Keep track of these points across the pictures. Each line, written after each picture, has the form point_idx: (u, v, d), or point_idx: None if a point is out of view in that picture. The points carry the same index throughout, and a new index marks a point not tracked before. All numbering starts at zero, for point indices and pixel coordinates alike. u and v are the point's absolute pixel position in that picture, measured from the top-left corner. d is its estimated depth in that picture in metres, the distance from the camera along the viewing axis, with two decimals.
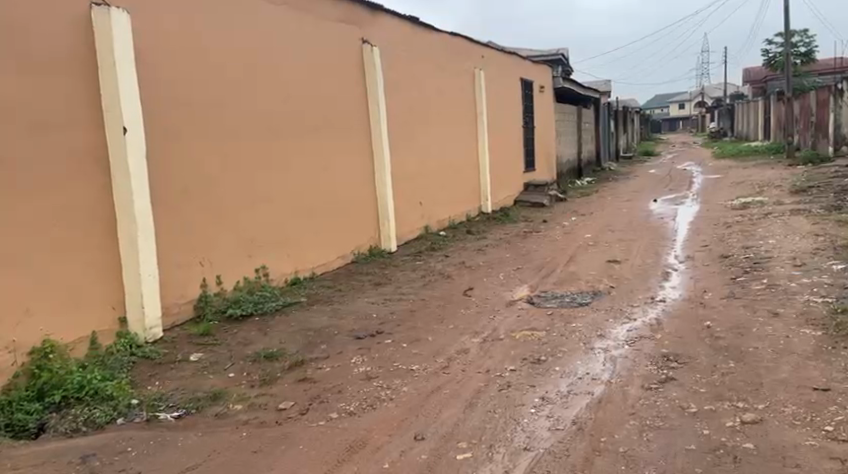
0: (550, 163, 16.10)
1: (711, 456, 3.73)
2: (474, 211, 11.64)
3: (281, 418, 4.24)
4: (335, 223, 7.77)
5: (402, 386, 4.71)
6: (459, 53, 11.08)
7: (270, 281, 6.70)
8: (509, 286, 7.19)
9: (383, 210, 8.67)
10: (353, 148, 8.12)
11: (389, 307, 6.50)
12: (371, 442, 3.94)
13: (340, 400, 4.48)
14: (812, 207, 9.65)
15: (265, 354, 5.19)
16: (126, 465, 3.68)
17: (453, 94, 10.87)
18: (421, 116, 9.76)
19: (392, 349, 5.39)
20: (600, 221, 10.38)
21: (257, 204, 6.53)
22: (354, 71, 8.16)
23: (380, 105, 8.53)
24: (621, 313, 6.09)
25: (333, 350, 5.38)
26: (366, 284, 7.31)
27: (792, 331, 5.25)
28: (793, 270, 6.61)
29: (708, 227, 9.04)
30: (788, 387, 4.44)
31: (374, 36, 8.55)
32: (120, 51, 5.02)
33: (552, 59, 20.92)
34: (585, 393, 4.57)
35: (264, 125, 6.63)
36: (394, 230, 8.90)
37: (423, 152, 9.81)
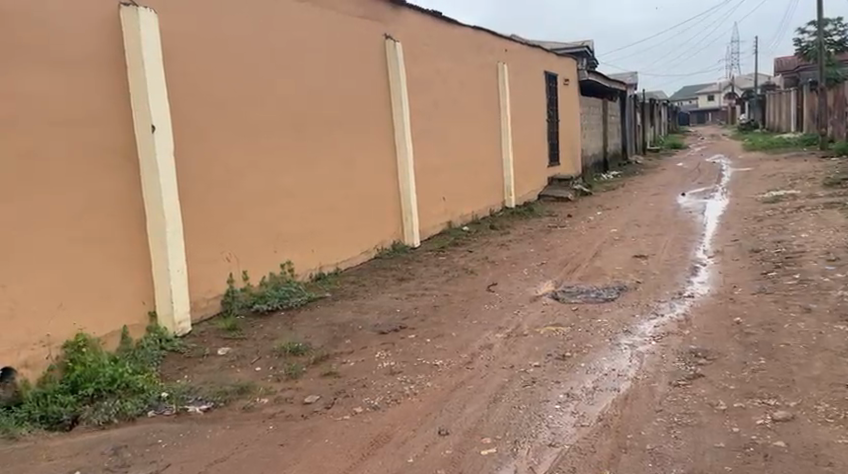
0: (574, 157, 15.96)
1: (740, 454, 3.66)
2: (498, 206, 11.58)
3: (306, 411, 4.25)
4: (359, 218, 7.77)
5: (426, 381, 4.68)
6: (483, 47, 11.01)
7: (295, 276, 6.72)
8: (533, 281, 7.14)
9: (407, 205, 8.65)
10: (377, 143, 8.11)
11: (413, 302, 6.49)
12: (395, 436, 3.93)
13: (365, 395, 4.48)
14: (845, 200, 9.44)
15: (290, 348, 5.20)
16: (157, 457, 3.70)
17: (476, 89, 10.81)
18: (444, 110, 9.72)
19: (416, 344, 5.37)
20: (626, 216, 10.25)
21: (281, 198, 6.55)
22: (377, 66, 8.13)
23: (404, 100, 8.50)
24: (648, 308, 6.01)
25: (357, 345, 5.37)
26: (390, 279, 7.30)
27: (824, 327, 5.14)
28: (826, 265, 6.47)
29: (737, 221, 8.89)
30: (820, 384, 4.34)
31: (397, 31, 8.52)
32: (146, 46, 5.05)
33: (575, 51, 20.72)
34: (611, 389, 4.51)
35: (288, 120, 6.64)
36: (417, 225, 8.88)
37: (446, 147, 9.77)
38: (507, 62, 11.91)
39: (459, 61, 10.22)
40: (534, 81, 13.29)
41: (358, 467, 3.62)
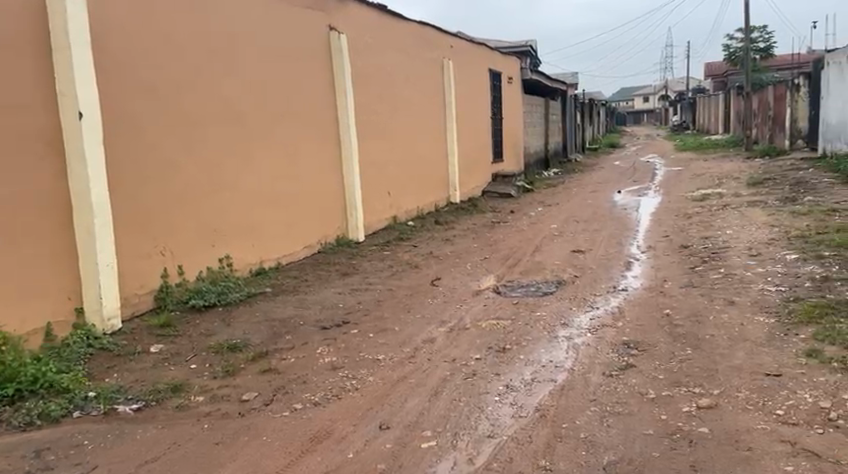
0: (518, 154, 16.23)
1: (668, 441, 3.87)
2: (442, 202, 11.72)
3: (244, 409, 4.28)
4: (301, 213, 7.78)
5: (368, 375, 4.77)
6: (428, 42, 11.11)
7: (234, 271, 6.71)
8: (475, 275, 7.28)
9: (351, 199, 8.67)
10: (320, 137, 8.12)
11: (356, 297, 6.55)
12: (335, 432, 4.01)
13: (305, 391, 4.53)
14: (768, 198, 9.90)
15: (228, 346, 5.21)
16: (82, 459, 3.70)
17: (421, 83, 10.91)
18: (389, 104, 9.79)
19: (359, 339, 5.44)
20: (566, 212, 10.52)
21: (219, 193, 6.51)
22: (320, 58, 8.13)
23: (348, 94, 8.51)
24: (585, 301, 6.23)
25: (298, 340, 5.41)
26: (333, 273, 7.34)
27: (746, 319, 5.42)
28: (749, 260, 6.80)
29: (669, 218, 9.24)
30: (742, 373, 4.60)
31: (341, 23, 8.54)
32: (76, 34, 4.96)
33: (519, 50, 21.03)
34: (548, 380, 4.69)
35: (226, 113, 6.60)
36: (361, 220, 8.92)
37: (391, 141, 9.85)
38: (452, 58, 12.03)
39: (404, 56, 10.29)
40: (479, 78, 13.47)
41: (296, 464, 3.69)
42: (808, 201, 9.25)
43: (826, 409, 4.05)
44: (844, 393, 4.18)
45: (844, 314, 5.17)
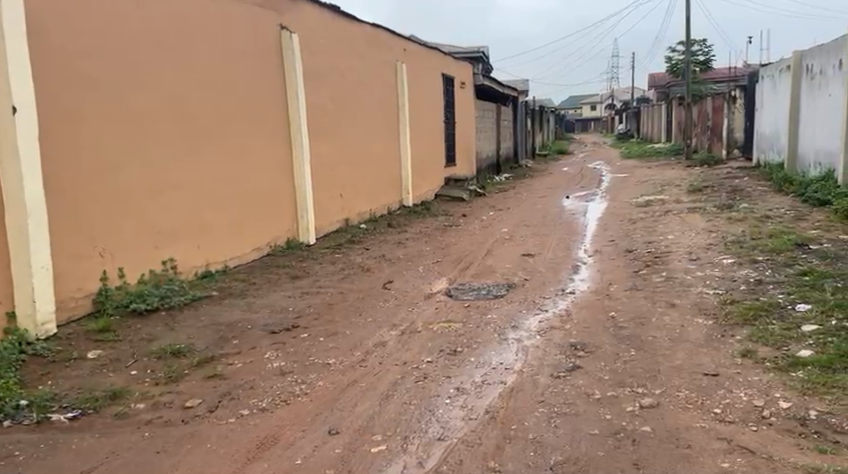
0: (469, 158, 16.39)
1: (612, 440, 4.02)
2: (395, 205, 11.78)
3: (187, 416, 4.27)
4: (250, 216, 7.75)
5: (317, 380, 4.80)
6: (381, 44, 11.15)
7: (178, 274, 6.63)
8: (427, 278, 7.37)
9: (302, 201, 8.66)
10: (269, 139, 8.10)
11: (306, 301, 6.55)
12: (283, 438, 4.04)
13: (251, 397, 4.54)
14: (706, 205, 10.27)
15: (171, 350, 5.16)
16: (13, 470, 3.67)
17: (374, 85, 10.95)
18: (342, 105, 9.80)
19: (309, 344, 5.45)
20: (516, 216, 10.69)
21: (163, 195, 6.45)
22: (270, 59, 8.11)
23: (299, 95, 8.49)
24: (534, 304, 6.37)
25: (246, 345, 5.40)
26: (282, 277, 7.32)
27: (686, 321, 5.63)
28: (688, 263, 7.05)
29: (614, 223, 9.49)
30: (682, 373, 4.78)
31: (294, 24, 8.52)
32: (11, 27, 4.89)
33: (472, 55, 21.24)
34: (498, 382, 4.79)
35: (172, 113, 6.55)
36: (312, 222, 8.91)
37: (343, 143, 9.86)
38: (405, 60, 12.10)
39: (357, 58, 10.32)
40: (432, 80, 13.56)
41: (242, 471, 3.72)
42: (744, 208, 9.62)
43: (760, 406, 4.24)
44: (776, 391, 4.38)
45: (775, 316, 5.42)
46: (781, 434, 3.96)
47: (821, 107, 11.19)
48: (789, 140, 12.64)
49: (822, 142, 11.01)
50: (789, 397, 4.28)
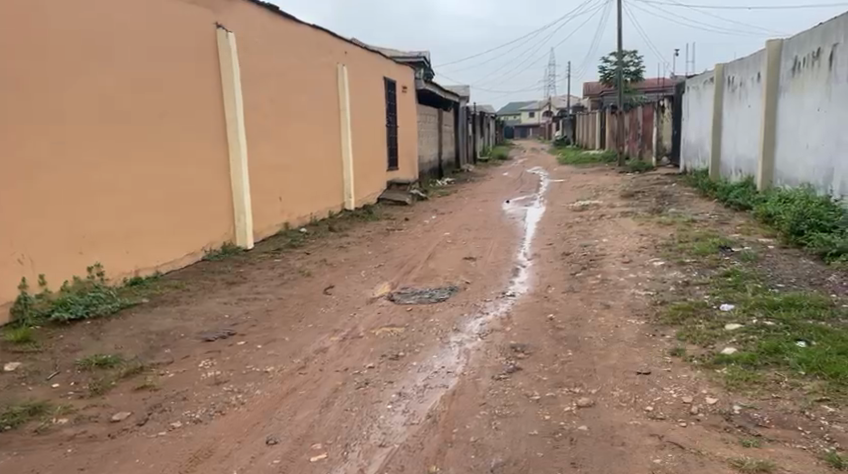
0: (411, 162, 16.46)
1: (551, 440, 4.13)
2: (336, 209, 11.76)
3: (114, 430, 4.22)
4: (184, 220, 7.60)
5: (255, 389, 4.76)
6: (321, 45, 11.09)
7: (105, 281, 6.44)
8: (369, 282, 7.38)
9: (239, 205, 8.51)
10: (205, 141, 7.95)
11: (243, 307, 6.46)
12: (217, 450, 4.03)
13: (184, 408, 4.48)
14: (639, 209, 10.60)
15: (96, 361, 5.04)
16: None
17: (314, 87, 10.88)
18: (281, 107, 9.70)
19: (246, 351, 5.39)
20: (458, 220, 10.81)
21: (92, 201, 6.30)
22: (206, 58, 7.96)
23: (237, 96, 8.35)
24: (475, 307, 6.47)
25: (178, 354, 5.29)
26: (218, 282, 7.20)
27: (620, 321, 5.81)
28: (622, 266, 7.27)
29: (552, 227, 9.70)
30: (617, 372, 4.94)
31: (230, 24, 8.39)
32: None
33: (414, 60, 21.39)
34: (440, 386, 4.86)
35: (102, 115, 6.40)
36: (250, 227, 8.77)
37: (283, 146, 9.76)
38: (346, 63, 12.07)
39: (296, 58, 10.23)
40: (373, 83, 13.56)
41: None
42: (672, 212, 9.98)
43: (689, 403, 4.41)
44: (703, 388, 4.56)
45: (702, 315, 5.64)
46: (708, 429, 4.13)
47: (741, 117, 11.68)
48: (713, 149, 13.16)
49: (742, 151, 11.49)
50: (715, 393, 4.47)
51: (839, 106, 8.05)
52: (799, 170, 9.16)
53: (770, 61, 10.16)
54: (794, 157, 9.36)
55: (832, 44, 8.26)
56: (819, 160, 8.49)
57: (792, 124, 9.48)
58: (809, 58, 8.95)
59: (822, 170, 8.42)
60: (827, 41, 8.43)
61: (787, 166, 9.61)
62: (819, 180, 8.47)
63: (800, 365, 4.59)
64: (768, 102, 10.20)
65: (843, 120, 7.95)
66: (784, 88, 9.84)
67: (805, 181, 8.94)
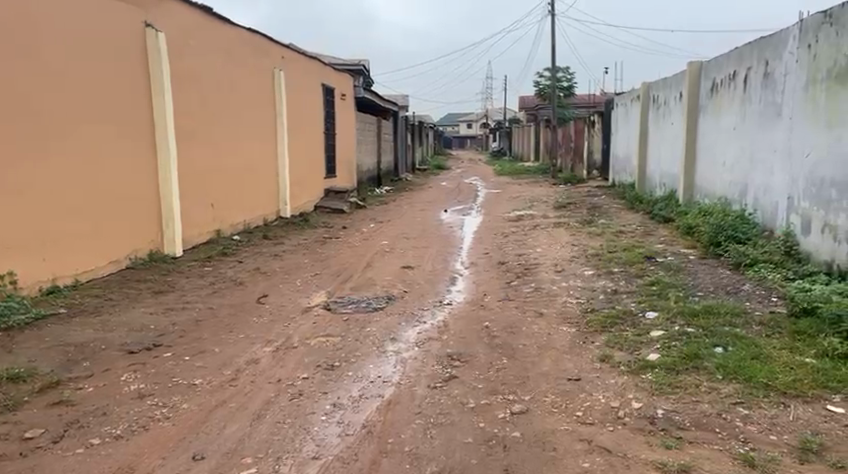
0: (350, 170, 16.43)
1: (485, 447, 4.19)
2: (271, 216, 11.63)
3: (27, 448, 4.09)
4: (109, 226, 7.34)
5: (181, 402, 4.68)
6: (257, 50, 10.96)
7: (18, 290, 6.16)
8: (304, 291, 7.33)
9: (168, 211, 8.25)
10: (134, 145, 7.71)
11: (170, 317, 6.31)
12: (140, 467, 3.95)
13: (104, 424, 4.38)
14: (570, 220, 10.86)
15: (8, 375, 4.86)
16: None
17: (250, 92, 10.73)
18: (214, 112, 9.51)
19: (173, 363, 5.28)
20: (397, 229, 10.85)
21: (9, 208, 6.08)
22: (135, 58, 7.72)
23: (167, 99, 8.11)
24: (413, 316, 6.50)
25: (98, 367, 5.15)
26: (144, 291, 7.01)
27: (553, 329, 5.94)
28: (555, 275, 7.43)
29: (488, 236, 9.84)
30: (549, 378, 5.04)
31: (162, 24, 8.18)
32: None
33: (353, 68, 21.42)
34: (376, 396, 4.87)
35: (22, 117, 6.17)
36: (180, 233, 8.51)
37: (216, 152, 9.58)
38: (283, 68, 11.98)
39: (232, 62, 10.06)
40: (311, 90, 13.48)
41: None
42: (602, 223, 10.26)
43: (616, 408, 4.53)
44: (630, 392, 4.69)
45: (629, 323, 5.82)
46: (634, 432, 4.24)
47: (665, 133, 12.09)
48: (638, 163, 13.59)
49: (666, 165, 11.90)
50: (641, 398, 4.60)
51: (753, 126, 8.44)
52: (717, 184, 9.55)
53: (691, 81, 10.55)
54: (712, 172, 9.77)
55: (747, 67, 8.64)
56: (735, 175, 8.87)
57: (711, 141, 9.87)
58: (727, 80, 9.34)
59: (738, 185, 8.80)
60: (742, 64, 8.81)
61: (707, 180, 9.99)
62: (736, 195, 8.85)
63: (717, 370, 4.78)
64: (689, 120, 10.61)
65: (756, 139, 8.32)
66: (704, 107, 10.23)
67: (722, 195, 9.32)
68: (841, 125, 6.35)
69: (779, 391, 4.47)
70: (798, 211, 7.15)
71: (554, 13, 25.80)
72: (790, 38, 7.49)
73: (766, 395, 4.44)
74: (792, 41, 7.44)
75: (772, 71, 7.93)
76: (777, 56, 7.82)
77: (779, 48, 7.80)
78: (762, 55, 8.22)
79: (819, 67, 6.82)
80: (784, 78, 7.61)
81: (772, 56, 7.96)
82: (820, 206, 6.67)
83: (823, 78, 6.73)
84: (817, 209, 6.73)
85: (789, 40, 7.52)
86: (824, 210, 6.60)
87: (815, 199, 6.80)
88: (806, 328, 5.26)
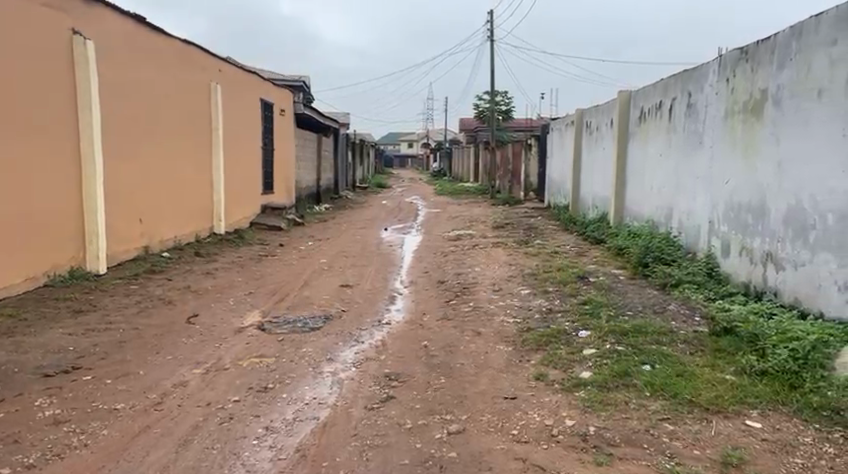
0: (288, 188, 16.28)
1: (421, 468, 4.14)
2: (205, 233, 11.38)
3: None
4: (27, 239, 7.04)
5: (101, 428, 4.50)
6: (193, 64, 10.79)
7: None
8: (238, 311, 7.17)
9: (92, 225, 7.97)
10: (56, 156, 7.45)
11: (91, 338, 6.09)
12: None
13: (15, 452, 4.17)
14: (508, 240, 10.97)
15: None
16: None
17: (185, 106, 10.54)
18: (145, 126, 9.28)
19: (93, 387, 5.08)
20: (337, 247, 10.76)
21: None
22: (61, 66, 7.50)
23: (94, 111, 7.89)
24: (351, 336, 6.42)
25: (11, 392, 4.92)
26: (64, 311, 6.74)
27: (490, 347, 5.96)
28: (492, 294, 7.48)
29: (428, 255, 9.87)
30: (485, 398, 5.03)
31: (92, 34, 7.99)
32: None
33: (294, 85, 21.35)
34: (311, 418, 4.78)
35: None
36: (104, 250, 8.22)
37: (146, 167, 9.33)
38: (220, 82, 11.81)
39: (166, 75, 9.87)
40: (249, 106, 13.34)
41: None
42: (538, 244, 10.39)
43: (550, 425, 4.55)
44: (563, 410, 4.72)
45: (562, 341, 5.88)
46: (567, 450, 4.26)
47: (597, 159, 12.39)
48: (572, 187, 13.87)
49: (598, 189, 12.17)
50: (574, 415, 4.63)
51: (677, 154, 8.70)
52: (645, 207, 9.80)
53: (621, 109, 10.85)
54: (640, 196, 10.03)
55: (672, 98, 8.92)
56: (662, 200, 9.13)
57: (639, 167, 10.14)
58: (653, 109, 9.63)
59: (664, 210, 9.04)
60: (667, 95, 9.10)
61: (636, 204, 10.24)
62: (662, 219, 9.10)
63: (645, 387, 4.86)
64: (620, 147, 10.89)
65: (680, 167, 8.59)
66: (633, 134, 10.51)
67: (650, 218, 9.57)
68: (756, 155, 6.62)
69: (703, 407, 4.57)
70: (719, 234, 7.38)
71: (493, 38, 26.29)
72: (710, 72, 7.78)
73: (690, 411, 4.53)
74: (713, 75, 7.73)
75: (695, 101, 8.21)
76: (699, 88, 8.11)
77: (700, 81, 8.08)
78: (686, 87, 8.51)
79: (737, 101, 7.10)
80: (705, 109, 7.88)
81: (694, 87, 8.24)
82: (739, 231, 6.91)
83: (741, 110, 7.01)
84: (735, 233, 6.97)
85: (710, 73, 7.81)
86: (741, 234, 6.84)
87: (734, 223, 7.04)
88: (727, 347, 5.41)
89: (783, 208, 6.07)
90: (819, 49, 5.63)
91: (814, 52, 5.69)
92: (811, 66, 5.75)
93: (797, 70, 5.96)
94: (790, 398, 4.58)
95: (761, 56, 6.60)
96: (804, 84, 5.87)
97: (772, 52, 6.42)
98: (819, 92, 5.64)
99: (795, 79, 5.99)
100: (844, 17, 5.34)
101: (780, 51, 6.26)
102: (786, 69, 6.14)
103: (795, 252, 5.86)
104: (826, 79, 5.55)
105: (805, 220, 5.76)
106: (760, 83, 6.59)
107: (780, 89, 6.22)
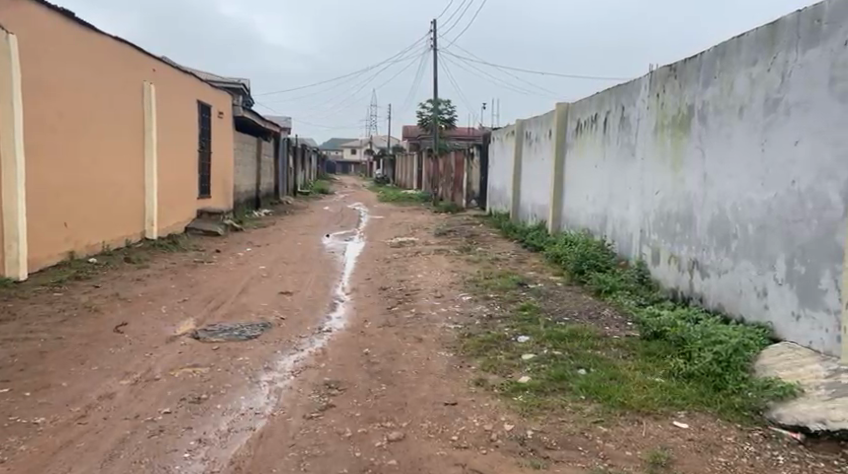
0: (226, 193, 15.98)
1: None
2: (136, 239, 11.05)
3: None
4: None
5: (19, 444, 4.29)
6: (126, 64, 10.50)
7: None
8: (171, 319, 6.96)
9: (12, 228, 7.64)
10: None
11: (9, 348, 5.80)
12: None
13: None
14: (450, 247, 10.97)
15: None
16: None
17: (116, 108, 10.23)
18: (73, 128, 8.97)
19: (10, 400, 4.84)
20: (277, 254, 10.58)
21: None
22: None
23: (16, 106, 7.59)
24: (290, 344, 6.30)
25: None
26: None
27: (432, 354, 5.92)
28: (434, 300, 7.46)
29: (370, 262, 9.78)
30: (426, 404, 4.98)
31: (15, 29, 7.69)
32: None
33: (233, 87, 21.03)
34: (247, 429, 4.65)
35: None
36: (25, 254, 7.89)
37: (73, 170, 9.01)
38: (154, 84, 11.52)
39: (96, 76, 9.56)
40: (185, 109, 13.05)
41: None
42: (480, 251, 10.43)
43: (489, 430, 4.53)
44: (502, 415, 4.71)
45: (501, 347, 5.89)
46: (505, 454, 4.25)
47: (536, 168, 12.53)
48: (513, 195, 13.99)
49: (537, 197, 12.31)
50: (512, 420, 4.62)
51: (610, 165, 8.87)
52: (581, 216, 9.96)
53: (559, 120, 11.00)
54: (576, 205, 10.19)
55: (606, 110, 9.09)
56: (596, 209, 9.29)
57: (576, 176, 10.30)
58: (589, 121, 9.79)
59: (599, 219, 9.20)
60: (602, 108, 9.27)
61: (572, 212, 10.39)
62: (597, 227, 9.25)
63: (580, 390, 4.90)
64: (558, 157, 11.04)
65: (613, 178, 8.76)
66: (570, 145, 10.67)
67: (586, 226, 9.73)
68: (683, 167, 6.79)
69: (634, 409, 4.62)
70: (649, 243, 7.54)
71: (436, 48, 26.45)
72: (642, 87, 7.96)
73: (623, 413, 4.58)
74: (644, 90, 7.91)
75: (627, 115, 8.39)
76: (631, 102, 8.28)
77: (633, 95, 8.26)
78: (619, 101, 8.68)
79: (665, 115, 7.28)
80: (637, 122, 8.05)
81: (627, 101, 8.42)
82: (667, 239, 7.07)
83: (669, 125, 7.18)
84: (664, 242, 7.13)
85: (641, 89, 7.98)
86: (669, 243, 7.00)
87: (663, 233, 7.20)
88: (656, 350, 5.51)
89: (708, 217, 6.24)
90: (740, 68, 5.80)
91: (736, 70, 5.87)
92: (733, 84, 5.93)
93: (721, 86, 6.13)
94: (714, 399, 4.67)
95: (689, 72, 6.78)
96: (726, 99, 6.04)
97: (698, 69, 6.60)
98: (740, 108, 5.82)
99: (718, 95, 6.17)
100: (763, 38, 5.52)
101: (706, 68, 6.44)
102: (711, 86, 6.32)
103: (719, 261, 6.03)
104: (747, 97, 5.72)
105: (727, 229, 5.92)
106: (687, 99, 6.77)
107: (706, 105, 6.40)
